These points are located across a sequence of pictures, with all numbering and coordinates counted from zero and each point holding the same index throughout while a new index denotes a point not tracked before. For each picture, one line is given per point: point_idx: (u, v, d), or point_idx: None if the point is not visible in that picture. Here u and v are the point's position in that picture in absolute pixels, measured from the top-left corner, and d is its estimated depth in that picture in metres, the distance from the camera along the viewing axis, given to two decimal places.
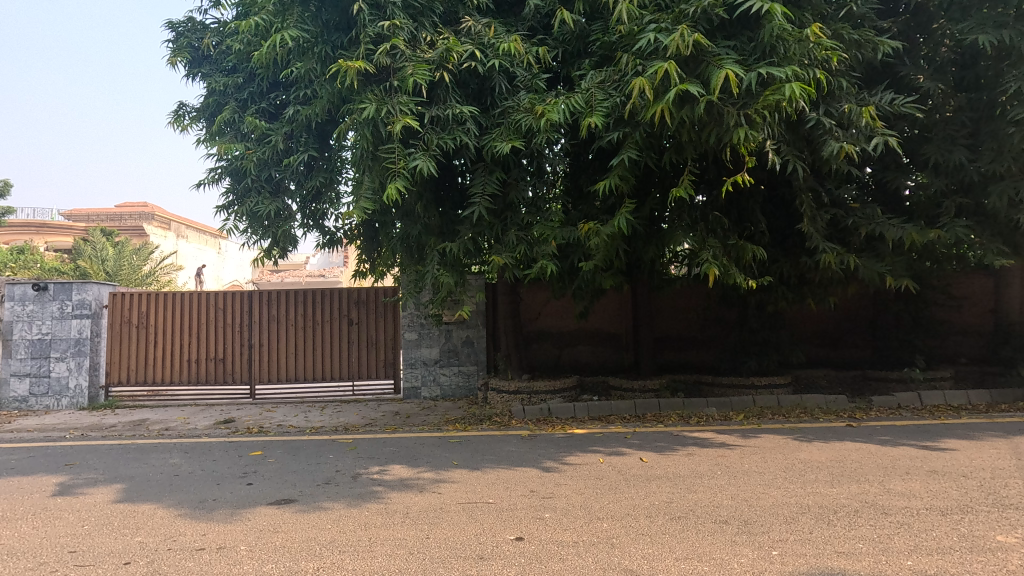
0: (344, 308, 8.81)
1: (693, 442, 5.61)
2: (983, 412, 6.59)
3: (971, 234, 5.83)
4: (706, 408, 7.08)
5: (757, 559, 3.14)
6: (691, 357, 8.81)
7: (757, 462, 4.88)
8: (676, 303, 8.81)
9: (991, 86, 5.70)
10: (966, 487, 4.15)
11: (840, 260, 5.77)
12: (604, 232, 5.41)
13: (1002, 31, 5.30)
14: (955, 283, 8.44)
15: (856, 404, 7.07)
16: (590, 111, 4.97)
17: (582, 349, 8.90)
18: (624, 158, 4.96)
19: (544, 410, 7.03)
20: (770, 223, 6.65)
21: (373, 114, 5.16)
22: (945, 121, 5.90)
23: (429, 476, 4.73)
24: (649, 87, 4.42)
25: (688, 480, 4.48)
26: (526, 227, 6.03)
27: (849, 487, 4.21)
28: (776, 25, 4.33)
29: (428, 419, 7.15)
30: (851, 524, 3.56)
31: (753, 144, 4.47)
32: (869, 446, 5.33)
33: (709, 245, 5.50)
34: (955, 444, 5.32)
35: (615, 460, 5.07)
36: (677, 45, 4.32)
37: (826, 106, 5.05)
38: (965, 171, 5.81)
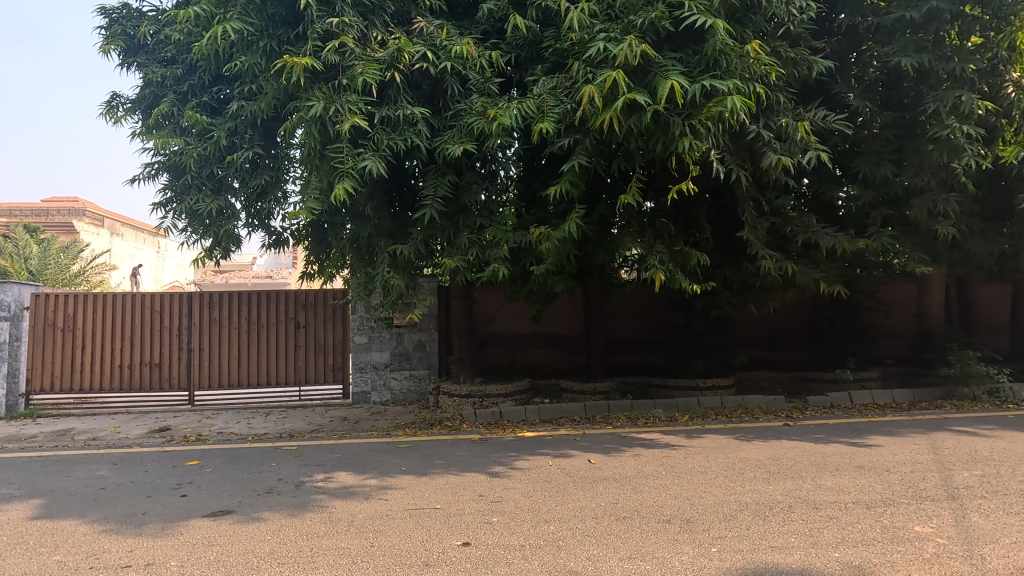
0: (291, 311, 8.54)
1: (640, 443, 5.74)
2: (907, 410, 7.02)
3: (897, 244, 6.22)
4: (653, 409, 7.23)
5: (697, 556, 3.24)
6: (641, 359, 9.00)
7: (700, 462, 5.04)
8: (626, 306, 8.98)
9: (913, 105, 6.08)
10: (889, 481, 4.42)
11: (778, 266, 6.11)
12: (555, 237, 5.48)
13: (923, 55, 5.68)
14: (883, 289, 9.00)
15: (794, 404, 7.40)
16: (542, 116, 5.02)
17: (535, 352, 8.96)
18: (575, 164, 5.04)
19: (496, 413, 7.02)
20: (715, 230, 6.87)
21: (320, 112, 5.04)
22: (873, 137, 6.26)
23: (375, 483, 4.63)
24: (599, 95, 4.51)
25: (633, 480, 4.58)
26: (478, 230, 6.03)
27: (784, 484, 4.41)
28: (719, 39, 4.49)
29: (378, 425, 7.00)
30: (785, 519, 3.73)
31: (697, 153, 4.60)
32: (804, 443, 5.60)
33: (657, 250, 5.64)
34: (880, 440, 5.66)
35: (564, 463, 5.12)
36: (626, 55, 4.43)
37: (765, 119, 5.27)
38: (891, 184, 6.19)
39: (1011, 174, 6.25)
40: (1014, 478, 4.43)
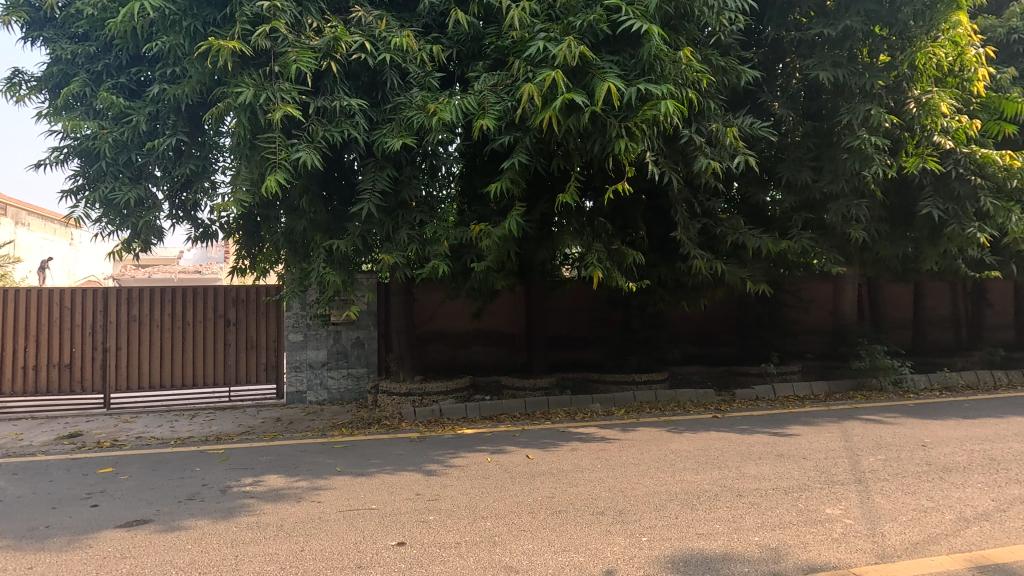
0: (219, 307, 8.11)
1: (577, 438, 5.85)
2: (823, 401, 7.53)
3: (815, 246, 6.65)
4: (591, 404, 7.40)
5: (628, 546, 3.34)
6: (580, 355, 9.18)
7: (634, 454, 5.19)
8: (566, 304, 9.14)
9: (830, 116, 6.49)
10: (806, 468, 4.73)
11: (709, 266, 6.40)
12: (495, 234, 5.49)
13: (838, 70, 6.09)
14: (804, 288, 9.65)
15: (722, 397, 7.76)
16: (483, 113, 5.01)
17: (476, 349, 8.95)
18: (515, 162, 5.06)
19: (435, 411, 6.97)
20: (651, 230, 7.09)
21: (250, 99, 4.81)
22: (795, 145, 6.64)
23: (307, 484, 4.49)
24: (539, 94, 4.56)
25: (570, 474, 4.67)
26: (418, 226, 5.96)
27: (711, 473, 4.62)
28: (654, 45, 4.64)
29: (313, 425, 6.78)
30: (711, 507, 3.91)
31: (633, 155, 4.73)
32: (730, 434, 5.89)
33: (595, 248, 5.76)
34: (799, 429, 6.03)
35: (503, 459, 5.14)
36: (565, 56, 4.49)
37: (697, 124, 5.50)
38: (810, 189, 6.59)
39: (914, 183, 6.80)
40: (912, 461, 4.85)
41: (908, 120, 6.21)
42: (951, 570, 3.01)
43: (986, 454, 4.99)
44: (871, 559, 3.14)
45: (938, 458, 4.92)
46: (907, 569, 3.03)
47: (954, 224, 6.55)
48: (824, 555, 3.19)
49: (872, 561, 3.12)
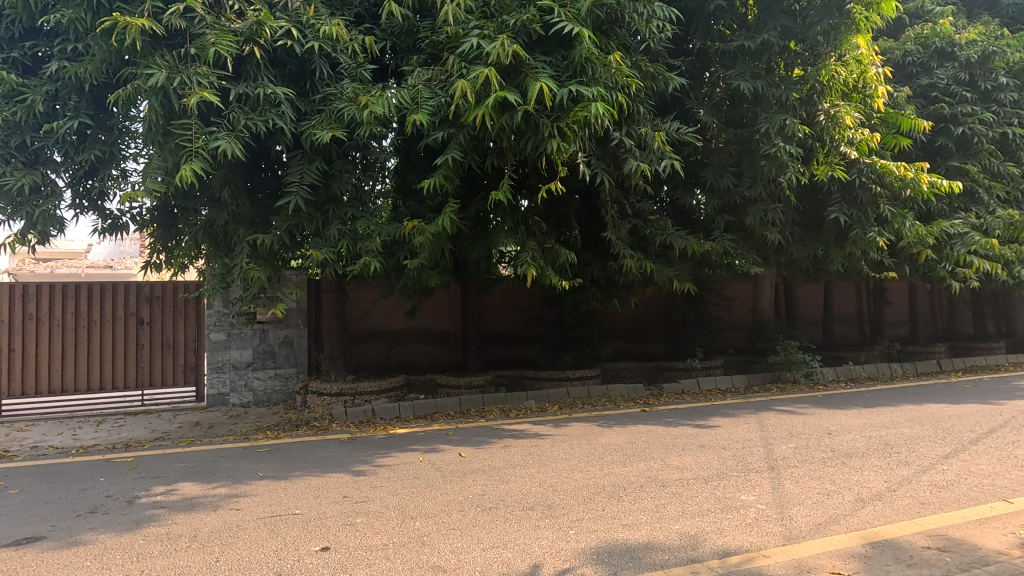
0: (132, 305, 7.55)
1: (510, 434, 5.89)
2: (743, 394, 7.97)
3: (736, 247, 7.02)
4: (525, 401, 7.47)
5: (555, 540, 3.39)
6: (516, 353, 9.27)
7: (565, 449, 5.29)
8: (502, 302, 9.20)
9: (750, 125, 6.88)
10: (724, 457, 4.99)
11: (639, 265, 6.62)
12: (428, 231, 5.43)
13: (757, 81, 6.46)
14: (727, 287, 10.22)
15: (651, 391, 8.05)
16: (416, 108, 4.93)
17: (411, 348, 8.82)
18: (448, 158, 5.02)
19: (368, 411, 6.80)
20: (584, 229, 7.23)
21: (162, 82, 4.51)
22: (718, 151, 6.99)
23: (225, 491, 4.26)
24: (472, 90, 4.56)
25: (501, 471, 4.70)
26: (349, 221, 5.81)
27: (637, 465, 4.78)
28: (585, 48, 4.73)
29: (235, 429, 6.44)
30: (636, 498, 4.04)
31: (565, 155, 4.80)
32: (657, 427, 6.11)
33: (529, 246, 5.82)
34: (720, 421, 6.35)
35: (435, 458, 5.09)
36: (498, 54, 4.49)
37: (627, 127, 5.67)
38: (732, 194, 6.95)
39: (823, 190, 7.32)
40: (818, 448, 5.22)
41: (818, 130, 6.67)
42: (848, 547, 3.27)
43: (882, 440, 5.45)
44: (779, 541, 3.35)
45: (841, 444, 5.32)
46: (810, 548, 3.26)
47: (858, 228, 7.12)
48: (737, 539, 3.37)
49: (780, 542, 3.33)
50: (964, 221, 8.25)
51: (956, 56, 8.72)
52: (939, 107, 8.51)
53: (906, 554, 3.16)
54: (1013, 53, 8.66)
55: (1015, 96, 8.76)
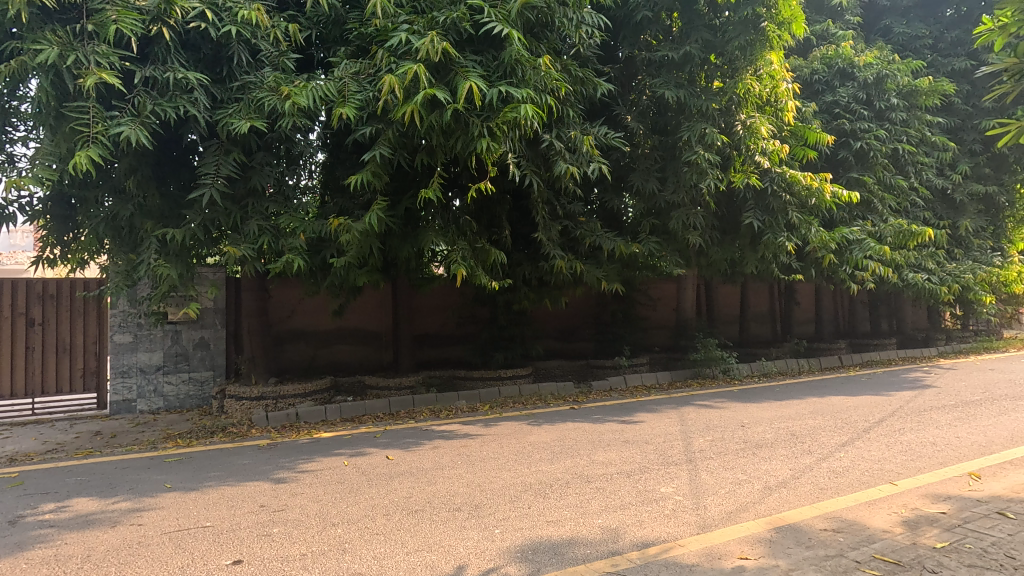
0: (21, 305, 6.85)
1: (439, 435, 5.83)
2: (666, 390, 8.32)
3: (661, 249, 7.32)
4: (456, 401, 7.43)
5: (481, 540, 3.39)
6: (449, 353, 9.22)
7: (494, 449, 5.31)
8: (434, 301, 9.13)
9: (674, 132, 7.18)
10: (646, 451, 5.18)
11: (569, 266, 6.76)
12: (355, 229, 5.28)
13: (680, 91, 6.78)
14: (652, 288, 10.66)
15: (581, 389, 8.23)
16: (342, 101, 4.78)
17: (339, 349, 8.56)
18: (376, 154, 4.91)
19: (291, 415, 6.52)
20: (516, 229, 7.29)
21: (54, 60, 4.12)
22: (644, 156, 7.25)
23: (126, 506, 3.95)
24: (400, 86, 4.48)
25: (429, 472, 4.64)
26: (270, 217, 5.55)
27: (564, 462, 4.86)
28: (515, 49, 4.77)
29: (142, 438, 5.98)
30: (561, 494, 4.12)
31: (494, 156, 4.80)
32: (584, 424, 6.25)
33: (459, 246, 5.79)
34: (644, 416, 6.59)
35: (360, 462, 4.96)
36: (427, 50, 4.44)
37: (557, 130, 5.77)
38: (657, 198, 7.24)
39: (740, 198, 7.76)
40: (732, 440, 5.53)
41: (736, 140, 7.06)
42: (755, 533, 3.47)
43: (789, 430, 5.85)
44: (693, 530, 3.52)
45: (752, 436, 5.67)
46: (721, 536, 3.43)
47: (769, 233, 7.63)
48: (655, 530, 3.51)
49: (694, 532, 3.49)
50: (862, 228, 9.02)
51: (855, 77, 9.51)
52: (840, 123, 9.28)
53: (806, 537, 3.41)
54: (903, 77, 9.53)
55: (904, 116, 9.64)
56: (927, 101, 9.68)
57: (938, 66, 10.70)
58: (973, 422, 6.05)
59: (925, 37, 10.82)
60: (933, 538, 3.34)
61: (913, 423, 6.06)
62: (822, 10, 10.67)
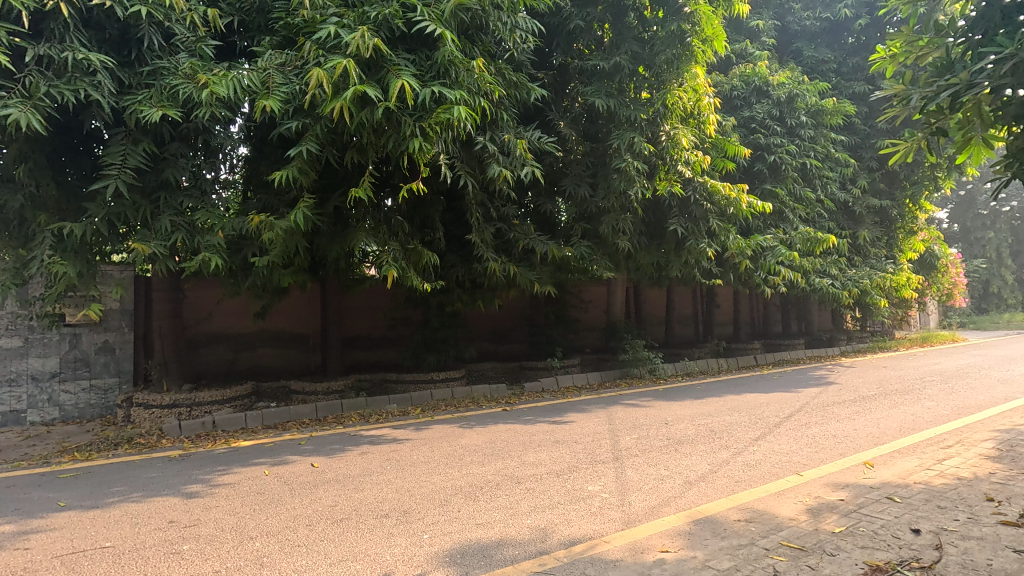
0: None
1: (367, 441, 5.68)
2: (596, 390, 8.52)
3: (591, 253, 7.50)
4: (387, 405, 7.26)
5: (409, 546, 3.33)
6: (379, 356, 9.02)
7: (424, 453, 5.23)
8: (365, 303, 8.91)
9: (604, 139, 7.39)
10: (576, 451, 5.29)
11: (503, 268, 6.78)
12: (279, 227, 5.05)
13: (610, 100, 7.00)
14: (584, 290, 10.93)
15: (513, 391, 8.27)
16: (266, 93, 4.56)
17: (262, 352, 8.16)
18: (302, 150, 4.72)
19: (207, 423, 6.13)
20: (449, 230, 7.23)
21: None
22: (576, 162, 7.42)
23: (10, 529, 3.56)
24: (328, 81, 4.32)
25: (357, 479, 4.51)
26: (185, 212, 5.21)
27: (495, 464, 4.88)
28: (448, 50, 4.74)
29: (33, 452, 5.42)
30: (491, 497, 4.12)
31: (427, 156, 4.74)
32: (516, 426, 6.30)
33: (390, 247, 5.68)
34: (574, 417, 6.73)
35: (283, 471, 4.74)
36: (358, 45, 4.32)
37: (491, 132, 5.79)
38: (588, 203, 7.42)
39: (665, 205, 8.11)
40: (656, 437, 5.76)
41: (662, 149, 7.37)
42: (675, 526, 3.62)
43: (708, 427, 6.16)
44: (618, 526, 3.62)
45: (675, 433, 5.92)
46: (644, 531, 3.56)
47: (692, 239, 8.03)
48: (582, 528, 3.59)
49: (618, 528, 3.59)
50: (774, 236, 9.69)
51: (769, 94, 10.18)
52: (756, 137, 9.92)
53: (722, 528, 3.59)
54: (811, 97, 10.30)
55: (811, 133, 10.42)
56: (832, 120, 10.52)
57: (842, 89, 11.66)
58: (868, 415, 6.63)
59: (829, 62, 11.74)
60: (832, 523, 3.62)
61: (817, 417, 6.56)
62: (741, 31, 11.34)
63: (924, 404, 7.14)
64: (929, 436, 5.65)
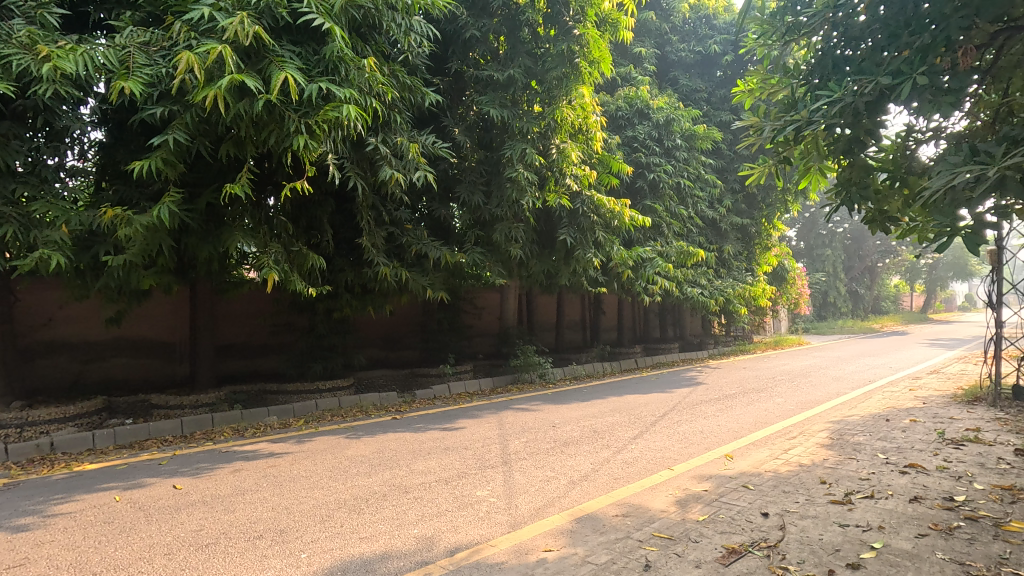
0: None
1: (241, 457, 5.26)
2: (488, 396, 8.60)
3: (484, 260, 7.58)
4: (265, 417, 6.77)
5: (284, 567, 3.13)
6: (258, 365, 8.41)
7: (306, 466, 4.95)
8: (242, 308, 8.29)
9: (498, 148, 7.54)
10: (465, 457, 5.30)
11: (395, 273, 6.64)
12: (138, 222, 4.53)
13: (504, 111, 7.17)
14: (477, 297, 11.06)
15: (404, 398, 8.09)
16: (125, 73, 4.08)
17: (117, 362, 7.26)
18: (169, 139, 4.29)
19: (43, 446, 5.29)
20: (338, 233, 6.95)
21: None
22: (470, 169, 7.47)
23: None
24: (201, 67, 3.97)
25: (227, 499, 4.16)
26: (19, 202, 4.51)
27: (382, 474, 4.74)
28: (337, 46, 4.56)
29: None
30: (376, 509, 3.99)
31: (314, 155, 4.54)
32: (405, 434, 6.17)
33: (271, 249, 5.35)
34: (465, 423, 6.74)
35: (138, 495, 4.23)
36: (235, 31, 4.02)
37: (383, 134, 5.69)
38: (482, 211, 7.51)
39: (555, 216, 8.44)
40: (544, 439, 5.94)
41: (552, 162, 7.64)
42: (559, 525, 3.76)
43: (592, 428, 6.48)
44: (505, 529, 3.68)
45: (561, 435, 6.15)
46: (528, 532, 3.65)
47: (580, 249, 8.41)
48: (468, 534, 3.59)
49: (505, 531, 3.65)
50: (653, 248, 10.45)
51: (650, 117, 10.98)
52: (637, 156, 10.68)
53: (601, 524, 3.78)
54: (685, 122, 11.27)
55: (685, 155, 11.39)
56: (702, 144, 11.60)
57: (711, 117, 12.90)
58: (729, 412, 7.35)
59: (700, 92, 12.95)
60: (697, 512, 3.95)
61: (687, 415, 7.15)
62: (626, 56, 12.18)
63: (774, 400, 8.05)
64: (778, 429, 6.38)
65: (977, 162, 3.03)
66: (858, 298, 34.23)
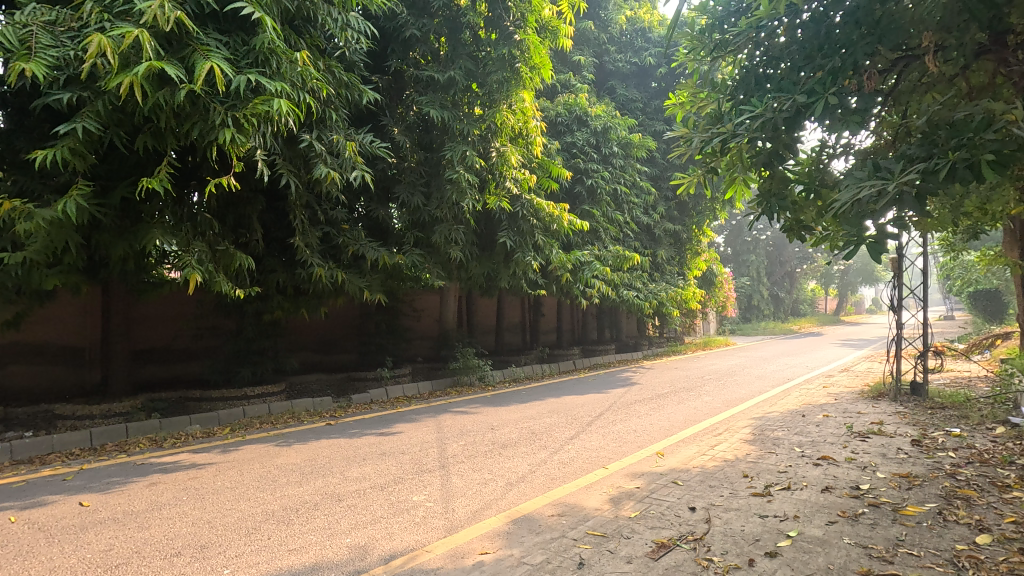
0: None
1: (158, 469, 4.92)
2: (427, 399, 8.49)
3: (423, 261, 7.50)
4: (187, 427, 6.38)
5: None
6: (179, 370, 7.91)
7: (231, 477, 4.70)
8: (162, 310, 7.78)
9: (437, 149, 7.49)
10: (401, 462, 5.21)
11: (330, 274, 6.43)
12: (41, 217, 4.16)
13: (444, 112, 7.14)
14: (416, 299, 10.92)
15: (339, 403, 7.86)
16: (25, 54, 3.72)
17: (15, 369, 6.62)
18: (78, 127, 3.96)
19: None
20: (269, 232, 6.66)
21: None
22: (410, 169, 7.36)
23: None
24: (115, 51, 3.69)
25: (142, 515, 3.88)
26: None
27: (314, 483, 4.58)
28: (268, 37, 4.36)
29: None
30: (307, 519, 3.84)
31: (242, 149, 4.34)
32: (339, 440, 5.99)
33: (194, 247, 5.05)
34: (402, 427, 6.62)
35: (38, 514, 3.87)
36: (154, 15, 3.76)
37: (318, 131, 5.53)
38: (421, 212, 7.42)
39: (495, 219, 8.51)
40: (482, 442, 5.93)
41: (492, 165, 7.66)
42: (495, 528, 3.76)
43: (529, 429, 6.53)
44: (441, 534, 3.65)
45: (499, 437, 6.16)
46: (465, 535, 3.63)
47: (520, 252, 8.47)
48: (403, 541, 3.53)
49: (440, 536, 3.62)
50: (591, 252, 10.70)
51: (588, 124, 11.23)
52: (576, 162, 10.89)
53: (537, 524, 3.82)
54: (621, 130, 11.62)
55: (621, 162, 11.75)
56: (637, 152, 12.01)
57: (646, 126, 13.37)
58: (661, 411, 7.62)
59: (636, 102, 13.38)
60: (629, 509, 4.07)
61: (622, 415, 7.35)
62: (565, 63, 12.41)
63: (703, 399, 8.42)
64: (706, 426, 6.68)
65: (879, 177, 3.30)
66: (780, 301, 36.42)
